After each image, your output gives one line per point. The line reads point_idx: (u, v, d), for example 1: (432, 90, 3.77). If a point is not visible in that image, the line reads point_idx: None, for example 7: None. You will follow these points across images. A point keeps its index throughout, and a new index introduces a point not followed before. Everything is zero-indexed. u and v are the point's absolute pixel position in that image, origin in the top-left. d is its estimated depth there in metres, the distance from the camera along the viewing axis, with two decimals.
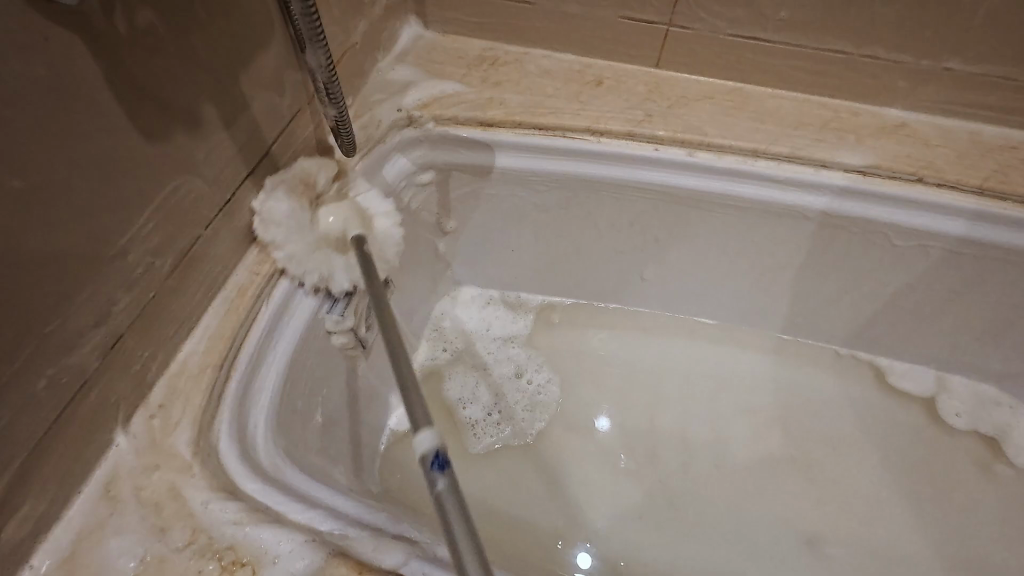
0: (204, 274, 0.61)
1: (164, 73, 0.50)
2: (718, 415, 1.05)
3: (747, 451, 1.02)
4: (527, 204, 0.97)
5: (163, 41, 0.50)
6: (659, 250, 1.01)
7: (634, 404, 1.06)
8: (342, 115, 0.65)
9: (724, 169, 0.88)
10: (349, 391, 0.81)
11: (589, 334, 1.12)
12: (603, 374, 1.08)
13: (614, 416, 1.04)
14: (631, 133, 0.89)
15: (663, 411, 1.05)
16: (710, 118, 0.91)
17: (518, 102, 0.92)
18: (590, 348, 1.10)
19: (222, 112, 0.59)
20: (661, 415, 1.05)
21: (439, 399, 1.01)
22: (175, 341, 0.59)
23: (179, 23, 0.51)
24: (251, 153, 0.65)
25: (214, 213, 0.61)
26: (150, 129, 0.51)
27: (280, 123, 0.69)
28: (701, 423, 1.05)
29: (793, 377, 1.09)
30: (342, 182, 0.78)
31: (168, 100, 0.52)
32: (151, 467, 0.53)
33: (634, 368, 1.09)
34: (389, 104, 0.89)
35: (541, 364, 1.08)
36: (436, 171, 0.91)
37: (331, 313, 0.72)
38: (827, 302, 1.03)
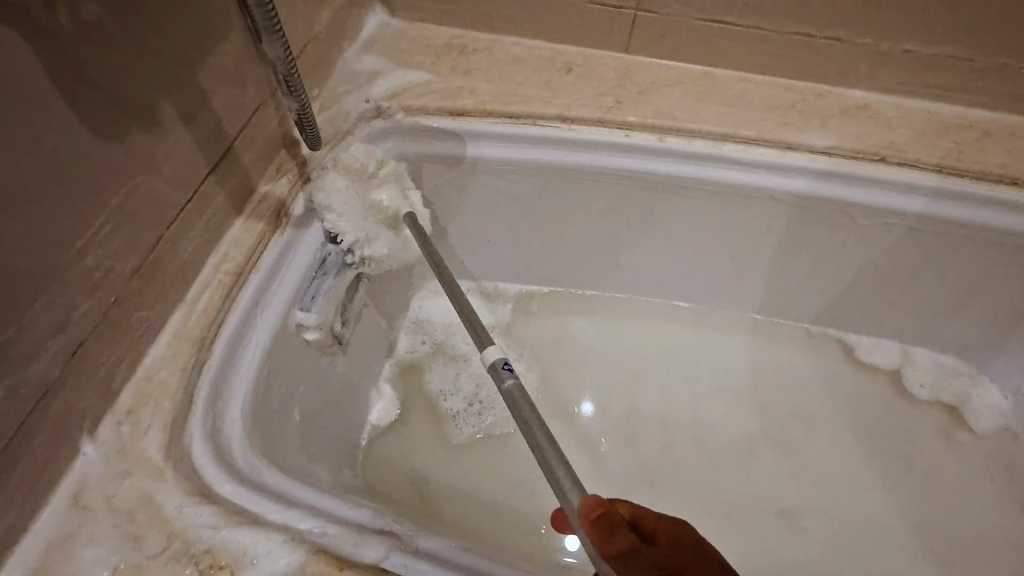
0: (169, 276, 0.60)
1: (115, 70, 0.49)
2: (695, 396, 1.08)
3: (723, 431, 1.05)
4: (500, 194, 0.96)
5: (111, 34, 0.48)
6: (633, 236, 1.02)
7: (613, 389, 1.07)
8: (305, 108, 0.64)
9: (694, 154, 0.89)
10: (327, 387, 0.81)
11: (567, 321, 1.12)
12: (582, 361, 1.10)
13: (594, 402, 1.06)
14: (602, 120, 0.89)
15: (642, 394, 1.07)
16: (679, 103, 0.92)
17: (488, 91, 0.91)
18: (568, 336, 1.11)
19: (179, 107, 0.57)
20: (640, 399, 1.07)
21: (420, 394, 0.98)
22: (142, 345, 0.58)
23: (126, 15, 0.49)
24: (213, 149, 0.63)
25: (176, 211, 0.59)
26: (104, 127, 0.49)
27: (241, 117, 0.67)
28: (679, 405, 1.07)
29: (766, 356, 1.11)
30: (311, 175, 0.77)
31: (121, 96, 0.50)
32: (122, 473, 0.52)
33: (613, 353, 1.11)
34: (357, 96, 0.88)
35: (521, 354, 1.09)
36: (407, 162, 0.90)
37: (304, 308, 0.71)
38: (797, 282, 1.05)
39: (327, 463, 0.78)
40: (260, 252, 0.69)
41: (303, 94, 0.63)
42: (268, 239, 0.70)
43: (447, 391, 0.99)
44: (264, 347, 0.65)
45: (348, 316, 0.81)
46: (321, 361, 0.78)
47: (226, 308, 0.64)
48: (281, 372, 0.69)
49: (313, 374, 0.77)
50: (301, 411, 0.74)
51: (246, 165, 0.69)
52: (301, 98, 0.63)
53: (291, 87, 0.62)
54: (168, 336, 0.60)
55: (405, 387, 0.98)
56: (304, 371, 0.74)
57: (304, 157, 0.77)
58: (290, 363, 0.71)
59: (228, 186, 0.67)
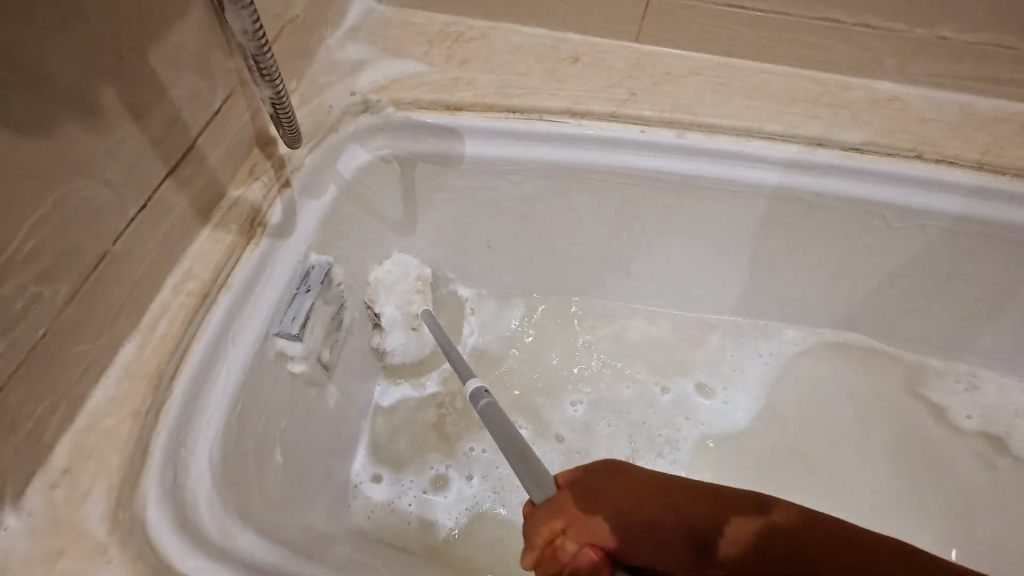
0: (116, 299, 0.49)
1: (31, 45, 0.39)
2: (720, 415, 0.99)
3: (746, 447, 0.97)
4: (502, 197, 0.87)
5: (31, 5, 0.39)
6: (645, 242, 0.94)
7: (632, 413, 0.98)
8: (280, 93, 0.56)
9: (716, 150, 0.81)
10: (314, 422, 0.72)
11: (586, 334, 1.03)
12: (621, 400, 0.99)
13: (612, 422, 0.96)
14: (615, 114, 0.81)
15: (692, 420, 0.98)
16: (696, 95, 0.84)
17: (487, 82, 0.82)
18: (587, 347, 1.02)
19: (127, 97, 0.47)
20: (661, 417, 0.98)
21: (445, 452, 0.87)
22: (81, 387, 0.48)
23: None
24: (171, 146, 0.53)
25: (125, 224, 0.49)
26: (25, 120, 0.39)
27: (206, 109, 0.57)
28: (717, 422, 0.99)
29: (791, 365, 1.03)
30: (290, 178, 0.68)
31: (48, 83, 0.40)
32: (54, 552, 0.43)
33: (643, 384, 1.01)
34: (340, 88, 0.77)
35: (623, 427, 0.96)
36: (399, 162, 0.81)
37: (285, 331, 0.62)
38: (821, 288, 0.98)
39: (313, 507, 0.68)
40: (230, 268, 0.59)
41: (278, 78, 0.55)
42: (239, 252, 0.60)
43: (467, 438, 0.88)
44: (237, 381, 0.56)
45: (337, 341, 0.73)
46: (305, 391, 0.69)
47: (190, 336, 0.54)
48: (257, 408, 0.59)
49: (297, 407, 0.67)
50: (282, 450, 0.64)
51: (212, 166, 0.60)
52: (276, 83, 0.55)
53: (262, 71, 0.54)
54: (116, 373, 0.50)
55: (456, 470, 0.86)
56: (285, 405, 0.65)
57: (281, 158, 0.68)
58: (268, 397, 0.61)
59: (190, 190, 0.57)
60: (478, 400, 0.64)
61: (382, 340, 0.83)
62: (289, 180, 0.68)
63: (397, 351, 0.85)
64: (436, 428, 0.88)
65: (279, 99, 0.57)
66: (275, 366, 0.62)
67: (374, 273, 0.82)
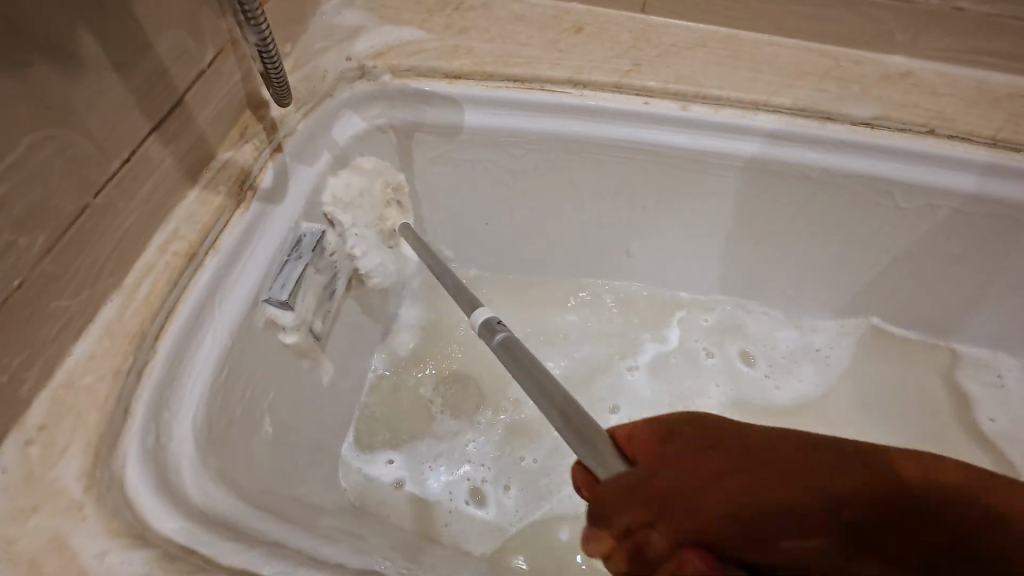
0: (98, 256, 0.48)
1: None
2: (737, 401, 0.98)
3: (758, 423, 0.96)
4: (501, 170, 0.85)
5: None
6: (648, 221, 0.92)
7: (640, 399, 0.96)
8: (268, 41, 0.54)
9: (721, 124, 0.79)
10: (306, 394, 0.70)
11: (590, 315, 1.01)
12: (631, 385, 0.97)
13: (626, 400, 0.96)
14: (618, 85, 0.78)
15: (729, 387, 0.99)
16: (702, 67, 0.81)
17: (487, 49, 0.80)
18: (591, 328, 1.01)
19: (109, 46, 0.46)
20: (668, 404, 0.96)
21: (451, 433, 0.85)
22: (59, 345, 0.46)
23: None
24: (157, 101, 0.51)
25: (106, 178, 0.47)
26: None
27: (194, 64, 0.56)
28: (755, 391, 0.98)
29: (799, 350, 1.01)
30: (282, 143, 0.66)
31: (21, 22, 0.39)
32: (27, 510, 0.41)
33: (652, 371, 0.99)
34: (336, 54, 0.75)
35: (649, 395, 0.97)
36: (396, 132, 0.79)
37: (275, 298, 0.61)
38: (827, 271, 0.95)
39: (303, 478, 0.67)
40: (218, 230, 0.58)
41: (266, 23, 0.53)
42: (228, 215, 0.59)
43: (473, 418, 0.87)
44: (222, 346, 0.54)
45: (330, 312, 0.70)
46: (295, 362, 0.67)
47: (175, 298, 0.52)
48: (244, 375, 0.58)
49: (287, 377, 0.66)
50: (271, 421, 0.63)
51: (200, 126, 0.58)
52: (263, 28, 0.53)
53: (248, 14, 0.52)
54: (96, 332, 0.49)
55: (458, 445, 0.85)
56: (275, 373, 0.64)
57: (273, 122, 0.66)
58: (256, 364, 0.60)
59: (177, 148, 0.55)
60: (491, 332, 0.60)
61: (359, 258, 0.74)
62: (281, 144, 0.66)
63: (374, 272, 0.77)
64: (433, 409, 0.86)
65: (265, 45, 0.55)
66: (263, 335, 0.61)
67: (328, 191, 0.72)
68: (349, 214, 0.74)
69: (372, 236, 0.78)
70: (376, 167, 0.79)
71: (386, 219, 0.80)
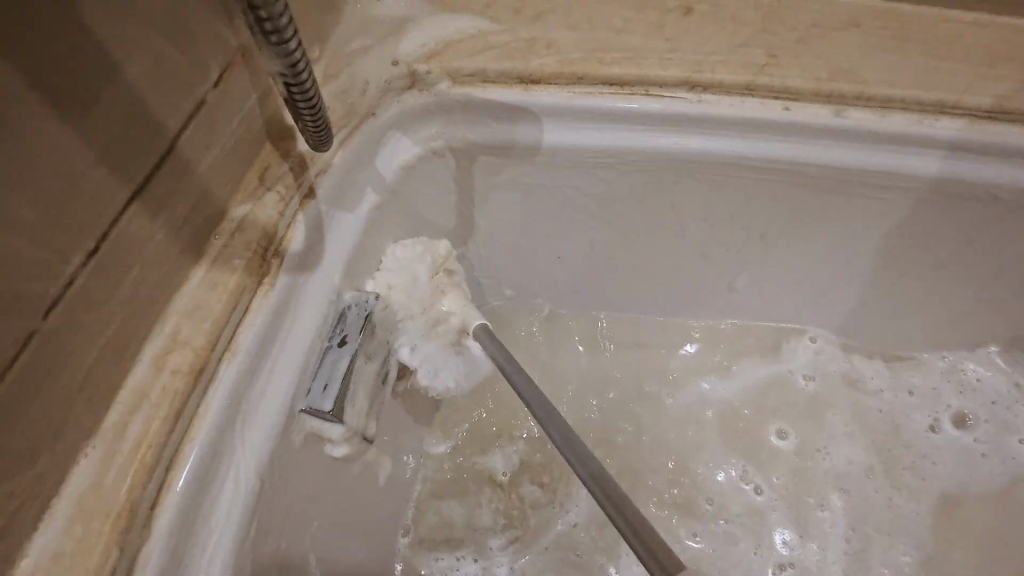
0: (59, 401, 0.32)
1: None
2: (879, 472, 0.79)
3: (903, 493, 0.77)
4: (585, 196, 0.67)
5: None
6: (764, 250, 0.73)
7: (752, 465, 0.78)
8: (301, 70, 0.38)
9: (891, 135, 0.60)
10: (354, 503, 0.55)
11: (689, 359, 0.82)
12: (741, 450, 0.79)
13: (753, 467, 0.78)
14: (750, 86, 0.59)
15: (887, 448, 0.80)
16: (861, 56, 0.61)
17: (573, 42, 0.60)
18: (691, 377, 0.82)
19: (52, 85, 0.29)
20: (790, 473, 0.78)
21: (527, 519, 0.70)
22: (9, 545, 0.31)
23: None
24: (137, 155, 0.35)
25: (61, 287, 0.31)
26: None
27: (190, 92, 0.38)
28: (921, 457, 0.79)
29: (955, 402, 0.81)
30: (315, 186, 0.49)
31: None
32: None
33: (769, 430, 0.80)
34: (379, 56, 0.57)
35: (785, 460, 0.79)
36: (454, 154, 0.61)
37: (316, 407, 0.46)
38: (992, 308, 0.75)
39: None
40: (235, 325, 0.41)
41: (297, 46, 0.36)
42: (248, 300, 0.42)
43: (550, 501, 0.72)
44: (248, 494, 0.39)
45: (383, 402, 0.55)
46: (344, 471, 0.52)
47: (178, 439, 0.37)
48: (278, 515, 0.43)
49: (333, 493, 0.51)
50: (315, 550, 0.49)
51: (205, 177, 0.41)
52: (294, 54, 0.37)
53: (267, 26, 0.35)
54: (66, 511, 0.33)
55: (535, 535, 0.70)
56: (316, 494, 0.48)
57: (301, 157, 0.49)
58: (291, 495, 0.45)
59: (173, 216, 0.38)
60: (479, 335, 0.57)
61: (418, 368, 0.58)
62: (313, 188, 0.49)
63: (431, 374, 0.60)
64: (505, 489, 0.71)
65: (297, 75, 0.38)
66: (303, 454, 0.46)
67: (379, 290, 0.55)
68: (409, 334, 0.56)
69: (422, 329, 0.57)
70: (416, 263, 0.58)
71: (446, 314, 0.58)
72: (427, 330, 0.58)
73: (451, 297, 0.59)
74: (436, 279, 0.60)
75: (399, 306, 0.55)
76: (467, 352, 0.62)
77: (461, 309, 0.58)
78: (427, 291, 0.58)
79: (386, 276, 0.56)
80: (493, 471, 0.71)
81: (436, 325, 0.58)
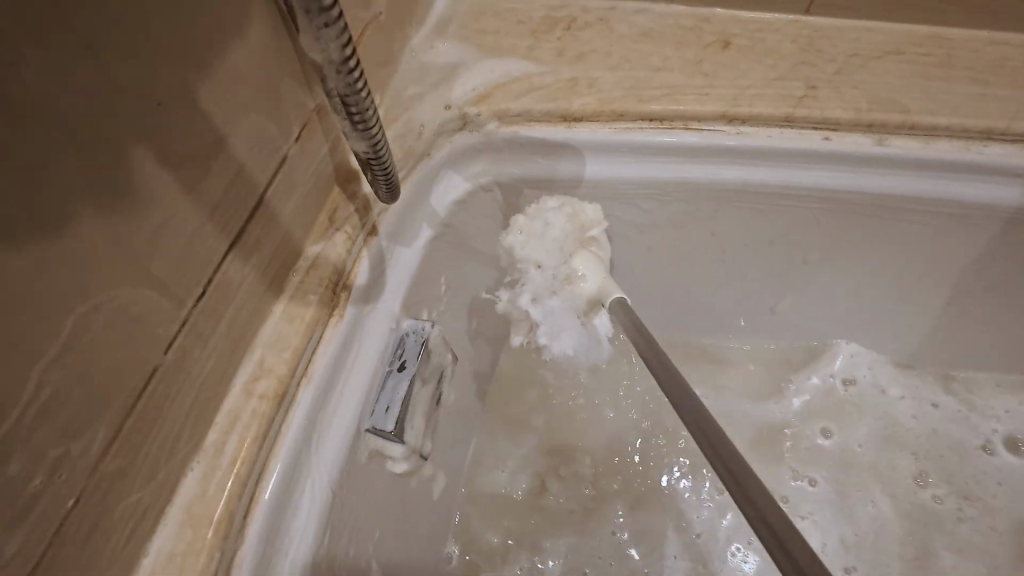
0: (172, 424, 0.38)
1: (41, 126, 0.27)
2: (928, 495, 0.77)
3: (953, 516, 0.76)
4: (624, 224, 0.69)
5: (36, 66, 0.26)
6: (806, 274, 0.73)
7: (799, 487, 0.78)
8: (378, 144, 0.43)
9: (934, 163, 0.60)
10: (410, 514, 0.59)
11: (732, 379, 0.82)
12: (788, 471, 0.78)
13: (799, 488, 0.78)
14: (789, 118, 0.60)
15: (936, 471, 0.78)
16: (903, 84, 0.61)
17: (613, 81, 0.63)
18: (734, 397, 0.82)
19: (176, 161, 0.35)
20: (836, 495, 0.77)
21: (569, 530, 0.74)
22: (132, 546, 0.36)
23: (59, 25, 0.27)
24: (235, 210, 0.40)
25: (178, 327, 0.37)
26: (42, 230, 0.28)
27: (275, 151, 0.44)
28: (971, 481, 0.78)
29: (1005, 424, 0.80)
30: (377, 224, 0.54)
31: (67, 170, 0.28)
32: None
33: (814, 451, 0.80)
34: (432, 101, 0.61)
35: (831, 482, 0.78)
36: (501, 190, 0.65)
37: (379, 427, 0.50)
38: None
39: None
40: (310, 354, 0.46)
41: (377, 126, 0.42)
42: (320, 331, 0.47)
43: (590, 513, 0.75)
44: (321, 506, 0.44)
45: (436, 421, 0.59)
46: (401, 485, 0.56)
47: (265, 455, 0.42)
48: (347, 524, 0.48)
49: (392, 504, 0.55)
50: (376, 557, 0.53)
51: (285, 223, 0.46)
52: (374, 134, 0.42)
53: (356, 118, 0.41)
54: (175, 520, 0.39)
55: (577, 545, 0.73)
56: (378, 506, 0.53)
57: (365, 199, 0.54)
58: (357, 508, 0.49)
59: (261, 260, 0.44)
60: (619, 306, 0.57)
61: (540, 322, 0.62)
62: (376, 227, 0.54)
63: (550, 336, 0.63)
64: (546, 504, 0.74)
65: (377, 152, 0.44)
66: (367, 470, 0.50)
67: (513, 235, 0.63)
68: (534, 279, 0.62)
69: (552, 277, 0.62)
70: (558, 221, 0.63)
71: (576, 276, 0.61)
72: (555, 286, 0.61)
73: (582, 261, 0.61)
74: (575, 237, 0.63)
75: (532, 255, 0.62)
76: (594, 327, 0.63)
77: (589, 275, 0.60)
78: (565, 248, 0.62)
79: (528, 227, 0.64)
80: (533, 485, 0.75)
81: (564, 284, 0.61)
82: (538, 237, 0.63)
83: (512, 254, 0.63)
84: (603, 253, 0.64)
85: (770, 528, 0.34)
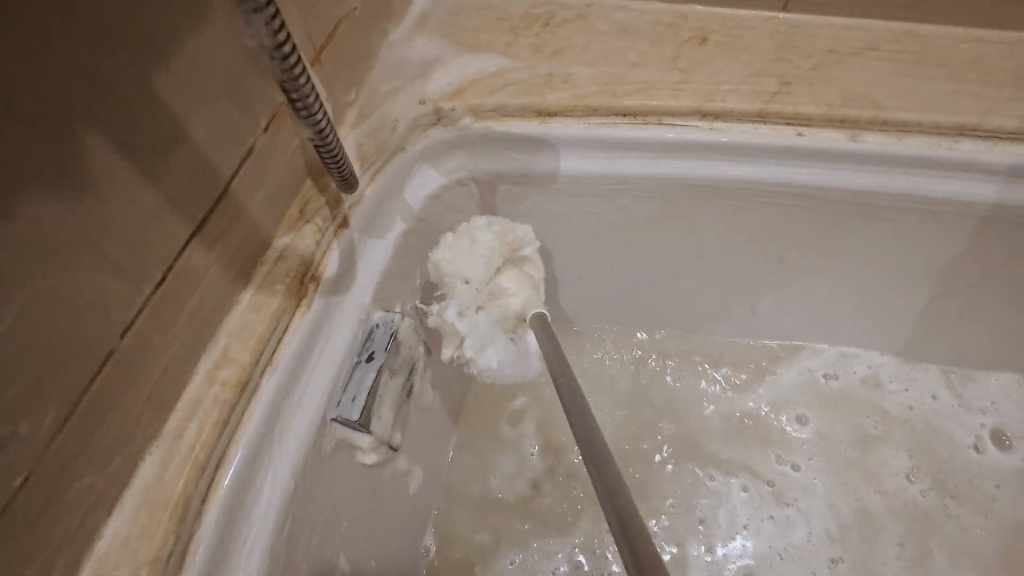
0: (131, 409, 0.38)
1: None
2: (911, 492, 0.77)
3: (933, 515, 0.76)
4: (602, 220, 0.69)
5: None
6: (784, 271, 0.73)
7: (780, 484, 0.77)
8: (324, 130, 0.44)
9: (907, 159, 0.60)
10: (381, 505, 0.59)
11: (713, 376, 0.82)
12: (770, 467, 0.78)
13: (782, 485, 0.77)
14: (762, 114, 0.60)
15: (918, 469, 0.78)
16: (877, 80, 0.61)
17: (589, 76, 0.63)
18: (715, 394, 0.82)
19: (132, 148, 0.35)
20: (817, 492, 0.77)
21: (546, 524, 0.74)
22: (88, 527, 0.37)
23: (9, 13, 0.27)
24: (197, 198, 0.41)
25: (136, 313, 0.37)
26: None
27: (241, 142, 0.44)
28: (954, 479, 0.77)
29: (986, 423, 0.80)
30: (348, 217, 0.55)
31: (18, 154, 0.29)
32: None
33: (795, 448, 0.79)
34: (408, 96, 0.62)
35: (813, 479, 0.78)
36: (477, 185, 0.66)
37: (345, 416, 0.51)
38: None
39: None
40: (275, 343, 0.47)
41: (322, 114, 0.42)
42: (286, 321, 0.48)
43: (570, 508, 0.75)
44: (281, 493, 0.45)
45: (407, 413, 0.60)
46: (372, 475, 0.57)
47: (225, 442, 0.42)
48: (312, 512, 0.48)
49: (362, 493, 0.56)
50: (344, 545, 0.54)
51: (253, 213, 0.47)
52: (320, 121, 0.43)
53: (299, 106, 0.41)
54: (133, 502, 0.39)
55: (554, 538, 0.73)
56: (346, 495, 0.53)
57: (336, 192, 0.54)
58: (323, 496, 0.50)
59: (225, 249, 0.44)
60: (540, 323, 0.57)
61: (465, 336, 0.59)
62: (346, 219, 0.55)
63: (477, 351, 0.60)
64: (523, 499, 0.75)
65: (323, 138, 0.44)
66: (333, 459, 0.51)
67: (437, 253, 0.61)
68: (460, 294, 0.60)
69: (477, 292, 0.60)
70: (484, 238, 0.62)
71: (500, 292, 0.60)
72: (480, 301, 0.60)
73: (507, 279, 0.61)
74: (500, 255, 0.63)
75: (459, 270, 0.60)
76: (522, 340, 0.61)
77: (517, 292, 0.60)
78: (491, 264, 0.61)
79: (454, 242, 0.62)
80: (511, 479, 0.76)
81: (490, 299, 0.60)
82: (465, 251, 0.61)
83: (438, 269, 0.61)
84: (534, 273, 0.64)
85: (634, 555, 0.34)
